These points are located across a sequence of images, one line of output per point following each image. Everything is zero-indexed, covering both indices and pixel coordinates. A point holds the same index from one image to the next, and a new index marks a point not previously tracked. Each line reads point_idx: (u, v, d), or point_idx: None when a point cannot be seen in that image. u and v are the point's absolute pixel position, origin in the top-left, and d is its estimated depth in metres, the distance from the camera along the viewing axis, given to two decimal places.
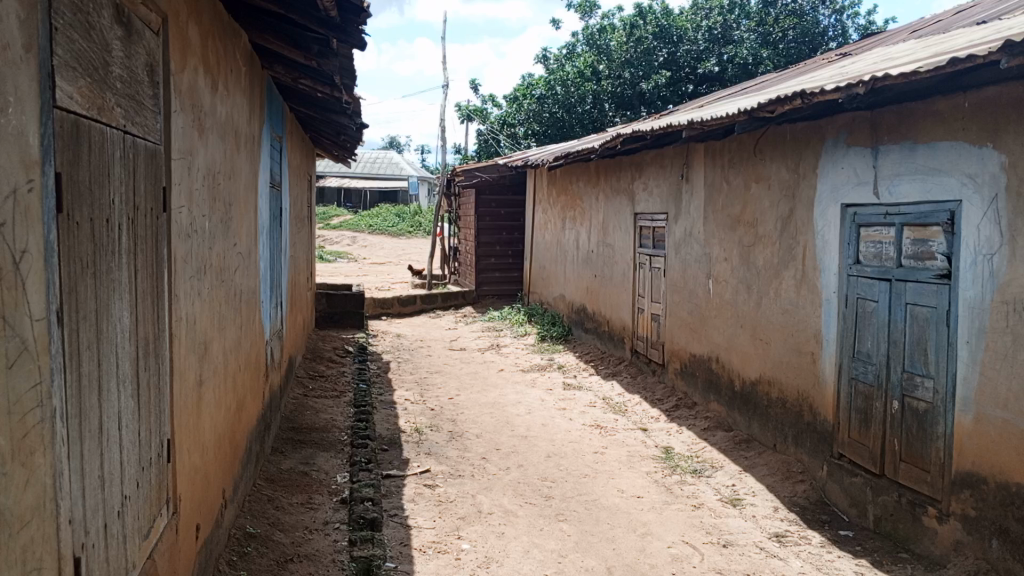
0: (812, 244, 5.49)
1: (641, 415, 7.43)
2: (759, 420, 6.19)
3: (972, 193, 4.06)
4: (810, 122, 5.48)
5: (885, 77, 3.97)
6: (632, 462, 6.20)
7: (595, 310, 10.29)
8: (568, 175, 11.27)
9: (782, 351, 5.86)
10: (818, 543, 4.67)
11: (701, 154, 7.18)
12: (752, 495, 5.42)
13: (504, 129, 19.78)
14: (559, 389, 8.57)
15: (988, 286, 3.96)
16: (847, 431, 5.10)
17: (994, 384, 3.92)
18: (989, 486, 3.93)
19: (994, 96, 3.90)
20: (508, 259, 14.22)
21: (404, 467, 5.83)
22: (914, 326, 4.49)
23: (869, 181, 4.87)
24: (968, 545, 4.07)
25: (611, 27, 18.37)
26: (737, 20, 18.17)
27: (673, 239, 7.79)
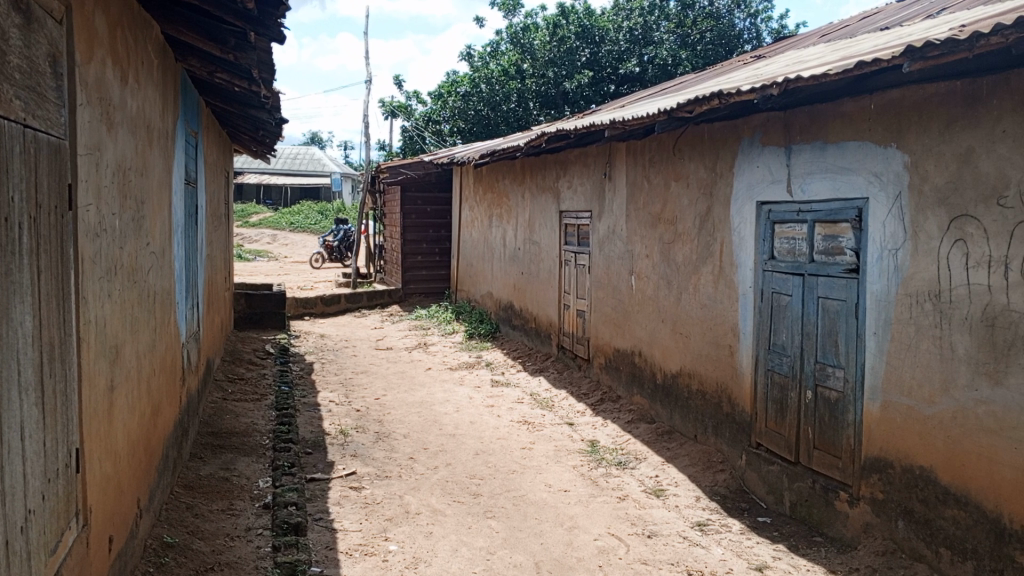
0: (729, 241, 5.65)
1: (568, 410, 7.51)
2: (681, 412, 6.34)
3: (878, 191, 4.26)
4: (726, 121, 5.64)
5: (797, 79, 4.10)
6: (559, 456, 6.26)
7: (522, 307, 10.34)
8: (494, 172, 11.29)
9: (701, 345, 6.02)
10: (738, 530, 4.82)
11: (622, 152, 7.30)
12: (675, 486, 5.55)
13: (428, 126, 19.68)
14: (486, 386, 8.58)
15: (893, 279, 4.15)
16: (763, 421, 5.28)
17: (898, 373, 4.12)
18: (895, 470, 4.14)
19: (896, 99, 4.09)
20: (434, 257, 14.15)
21: (329, 469, 5.72)
22: (826, 318, 4.68)
23: (782, 180, 5.05)
24: (877, 527, 4.27)
25: (533, 26, 18.61)
26: (657, 22, 18.52)
27: (597, 236, 7.90)
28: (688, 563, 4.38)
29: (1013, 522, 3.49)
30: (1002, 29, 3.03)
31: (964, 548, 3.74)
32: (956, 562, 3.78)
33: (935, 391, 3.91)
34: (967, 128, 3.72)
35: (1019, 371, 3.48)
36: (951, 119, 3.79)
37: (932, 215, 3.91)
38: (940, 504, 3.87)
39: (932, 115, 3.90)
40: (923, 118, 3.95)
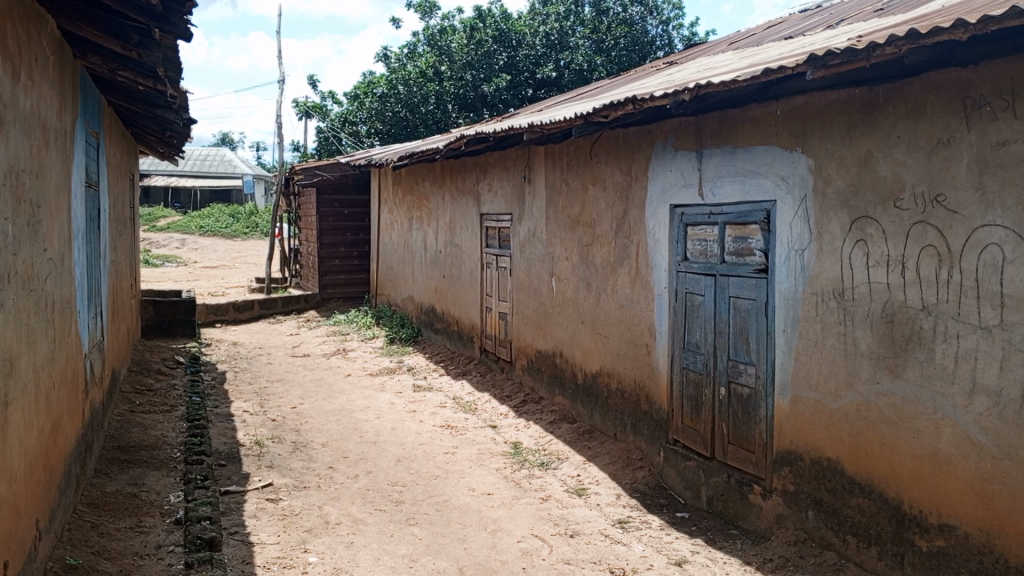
0: (645, 243, 5.77)
1: (491, 413, 7.50)
2: (601, 412, 6.43)
3: (785, 194, 4.42)
4: (641, 126, 5.75)
5: (708, 84, 4.21)
6: (482, 459, 6.25)
7: (443, 310, 10.28)
8: (413, 175, 11.19)
9: (620, 345, 6.12)
10: (657, 526, 4.91)
11: (541, 156, 7.35)
12: (596, 484, 5.62)
13: (345, 128, 19.39)
14: (408, 391, 8.49)
15: (800, 279, 4.32)
16: (680, 418, 5.40)
17: (806, 369, 4.29)
18: (805, 462, 4.31)
19: (801, 105, 4.26)
20: (352, 261, 13.92)
21: (244, 482, 5.54)
22: (737, 317, 4.83)
23: (694, 183, 5.18)
24: (788, 518, 4.43)
25: (451, 28, 18.62)
26: (573, 27, 18.74)
27: (517, 238, 7.93)
28: (610, 560, 4.44)
29: (913, 508, 3.68)
30: (895, 40, 3.16)
31: (869, 534, 3.91)
32: (862, 548, 3.96)
33: (840, 385, 4.08)
34: (865, 133, 3.88)
35: (916, 364, 3.65)
36: (851, 125, 3.96)
37: (835, 216, 4.08)
38: (846, 493, 4.05)
39: (833, 120, 4.07)
40: (826, 123, 4.12)
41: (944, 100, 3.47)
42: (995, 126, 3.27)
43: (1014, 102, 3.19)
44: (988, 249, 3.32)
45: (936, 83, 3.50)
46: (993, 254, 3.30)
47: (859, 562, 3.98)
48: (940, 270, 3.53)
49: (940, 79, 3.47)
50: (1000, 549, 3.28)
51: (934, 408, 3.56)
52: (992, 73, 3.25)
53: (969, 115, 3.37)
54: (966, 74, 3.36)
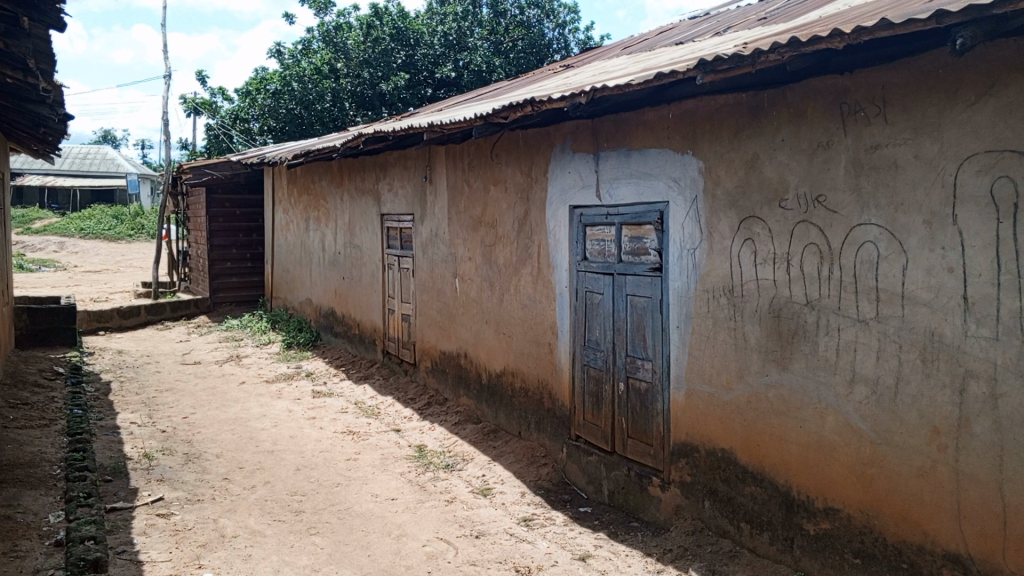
0: (546, 243, 5.84)
1: (394, 417, 7.41)
2: (505, 411, 6.47)
3: (677, 195, 4.57)
4: (539, 128, 5.81)
5: (604, 88, 4.28)
6: (385, 465, 6.16)
7: (343, 313, 10.10)
8: (309, 174, 10.91)
9: (523, 344, 6.17)
10: (561, 521, 4.98)
11: (442, 156, 7.33)
12: (501, 483, 5.65)
13: (236, 125, 18.74)
14: (307, 397, 8.26)
15: (692, 276, 4.48)
16: (582, 414, 5.50)
17: (699, 362, 4.45)
18: (700, 453, 4.47)
19: (692, 109, 4.42)
20: (245, 263, 13.46)
21: (132, 498, 5.25)
22: (635, 314, 4.96)
23: (591, 184, 5.29)
24: (686, 508, 4.58)
25: (347, 25, 18.24)
26: (471, 28, 18.73)
27: (419, 239, 7.88)
28: (515, 559, 4.46)
29: (801, 493, 3.87)
30: (778, 47, 3.30)
31: (761, 520, 4.10)
32: (754, 534, 4.14)
33: (731, 378, 4.25)
34: (752, 136, 4.06)
35: (801, 356, 3.85)
36: (738, 128, 4.13)
37: (725, 216, 4.25)
38: (740, 482, 4.22)
39: (722, 123, 4.24)
40: (715, 126, 4.28)
41: (824, 105, 3.67)
42: (869, 131, 3.47)
43: (885, 108, 3.40)
44: (864, 246, 3.53)
45: (816, 90, 3.69)
46: (868, 251, 3.51)
47: (752, 548, 4.15)
48: (822, 267, 3.72)
49: (820, 85, 3.67)
50: (879, 528, 3.50)
51: (818, 397, 3.76)
52: (866, 81, 3.45)
53: (845, 121, 3.57)
54: (842, 81, 3.56)
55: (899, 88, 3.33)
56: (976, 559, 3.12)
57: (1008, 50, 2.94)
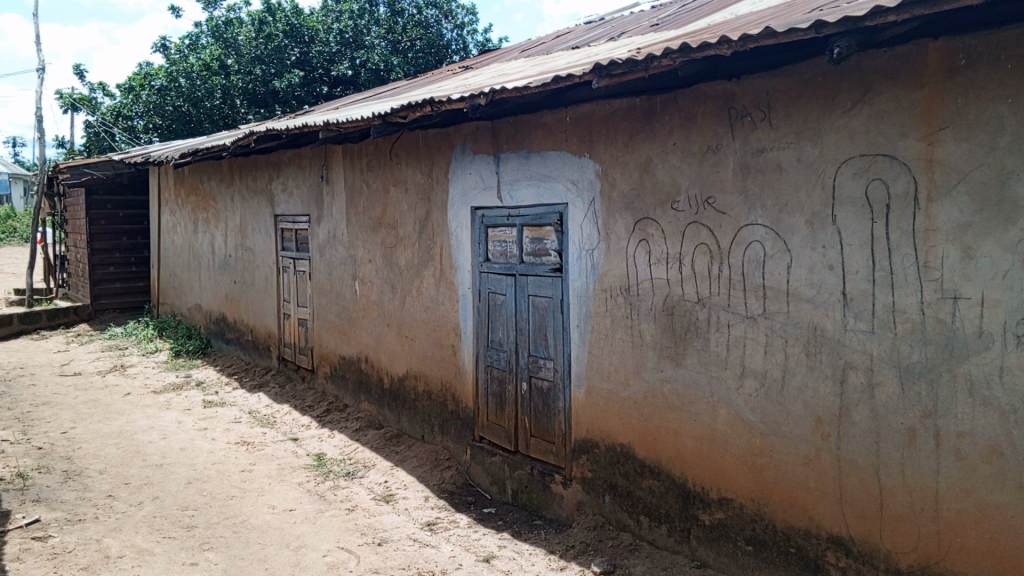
0: (447, 244, 5.81)
1: (292, 425, 7.20)
2: (408, 415, 6.39)
3: (575, 197, 4.63)
4: (439, 129, 5.78)
5: (502, 89, 4.29)
6: (282, 475, 5.96)
7: (236, 319, 9.73)
8: (198, 173, 10.45)
9: (425, 346, 6.12)
10: (465, 524, 4.95)
11: (339, 155, 7.18)
12: (404, 488, 5.57)
13: (118, 122, 17.80)
14: (197, 408, 7.90)
15: (591, 276, 4.55)
16: (485, 415, 5.50)
17: (599, 360, 4.53)
18: (600, 449, 4.55)
19: (588, 112, 4.49)
20: (130, 268, 12.79)
21: (4, 522, 4.87)
22: (536, 314, 5.00)
23: (492, 186, 5.30)
24: (587, 503, 4.66)
25: (237, 20, 17.65)
26: (367, 26, 18.43)
27: (316, 241, 7.70)
28: (420, 565, 4.41)
29: (696, 485, 4.00)
30: (670, 53, 3.39)
31: (659, 513, 4.20)
32: (653, 526, 4.24)
33: (629, 374, 4.35)
34: (646, 140, 4.16)
35: (694, 352, 3.97)
36: (633, 131, 4.23)
37: (620, 217, 4.34)
38: (638, 476, 4.32)
39: (618, 126, 4.32)
40: (611, 129, 4.37)
41: (713, 110, 3.80)
42: (755, 135, 3.62)
43: (770, 113, 3.55)
44: (751, 246, 3.68)
45: (706, 95, 3.82)
46: (755, 250, 3.66)
47: (652, 540, 4.26)
48: (713, 266, 3.86)
49: (709, 90, 3.80)
50: (769, 515, 3.65)
51: (710, 391, 3.89)
52: (752, 86, 3.60)
53: (733, 125, 3.71)
54: (730, 87, 3.70)
55: (782, 94, 3.49)
56: (857, 540, 3.30)
57: (879, 60, 3.13)
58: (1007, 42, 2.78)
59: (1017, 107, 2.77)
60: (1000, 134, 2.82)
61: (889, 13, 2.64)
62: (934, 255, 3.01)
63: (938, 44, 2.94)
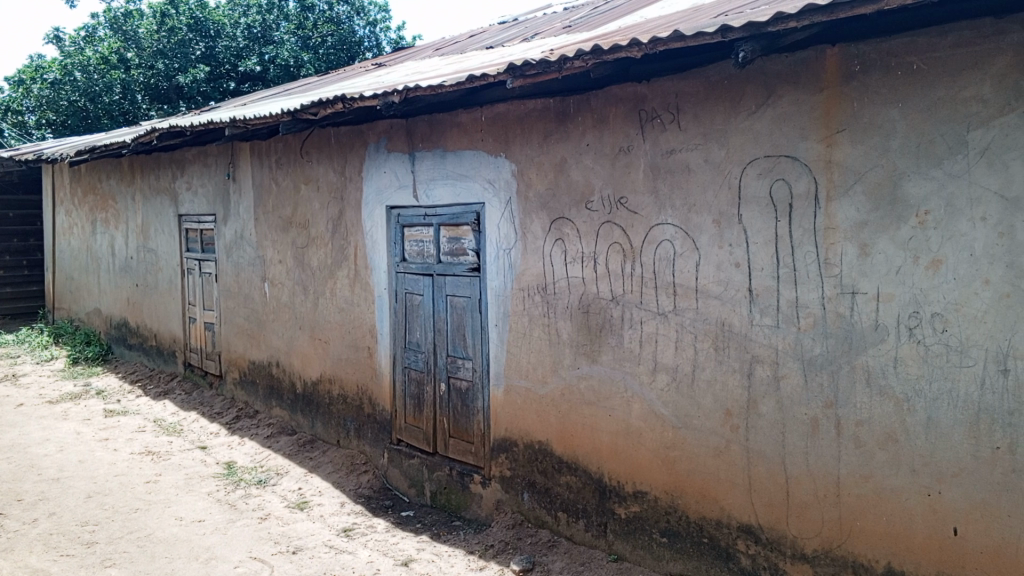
0: (362, 243, 5.71)
1: (200, 433, 6.94)
2: (322, 420, 6.26)
3: (492, 196, 4.63)
4: (351, 126, 5.68)
5: (416, 87, 4.25)
6: (190, 485, 5.73)
7: (138, 324, 9.31)
8: (96, 171, 9.95)
9: (340, 349, 5.99)
10: (383, 528, 4.88)
11: (246, 153, 6.96)
12: (319, 495, 5.45)
13: (8, 116, 16.89)
14: (97, 417, 7.52)
15: (508, 276, 4.56)
16: (402, 417, 5.43)
17: (517, 359, 4.54)
18: (519, 447, 4.57)
19: (503, 111, 4.50)
20: (22, 271, 12.05)
21: None
22: (454, 314, 4.97)
23: (407, 184, 5.24)
24: (506, 502, 4.67)
25: (137, 12, 16.91)
26: (277, 21, 17.90)
27: (223, 241, 7.44)
28: (336, 572, 4.32)
29: (612, 479, 4.06)
30: (582, 54, 3.43)
31: (576, 508, 4.25)
32: (571, 522, 4.28)
33: (546, 372, 4.38)
34: (560, 140, 4.19)
35: (609, 349, 4.03)
36: (547, 132, 4.26)
37: (536, 217, 4.36)
38: (556, 473, 4.36)
39: (533, 126, 4.34)
40: (526, 129, 4.39)
41: (624, 112, 3.87)
42: (665, 136, 3.70)
43: (679, 115, 3.63)
44: (662, 245, 3.76)
45: (618, 96, 3.88)
46: (666, 249, 3.74)
47: (569, 536, 4.29)
48: (626, 264, 3.92)
49: (620, 92, 3.86)
50: (682, 507, 3.74)
51: (625, 386, 3.96)
52: (662, 89, 3.68)
53: (644, 126, 3.78)
54: (641, 89, 3.77)
55: (691, 97, 3.57)
56: (765, 528, 3.42)
57: (782, 64, 3.24)
58: (898, 49, 2.92)
59: (907, 111, 2.91)
60: (892, 137, 2.95)
61: (790, 19, 2.74)
62: (833, 253, 3.15)
63: (835, 50, 3.08)
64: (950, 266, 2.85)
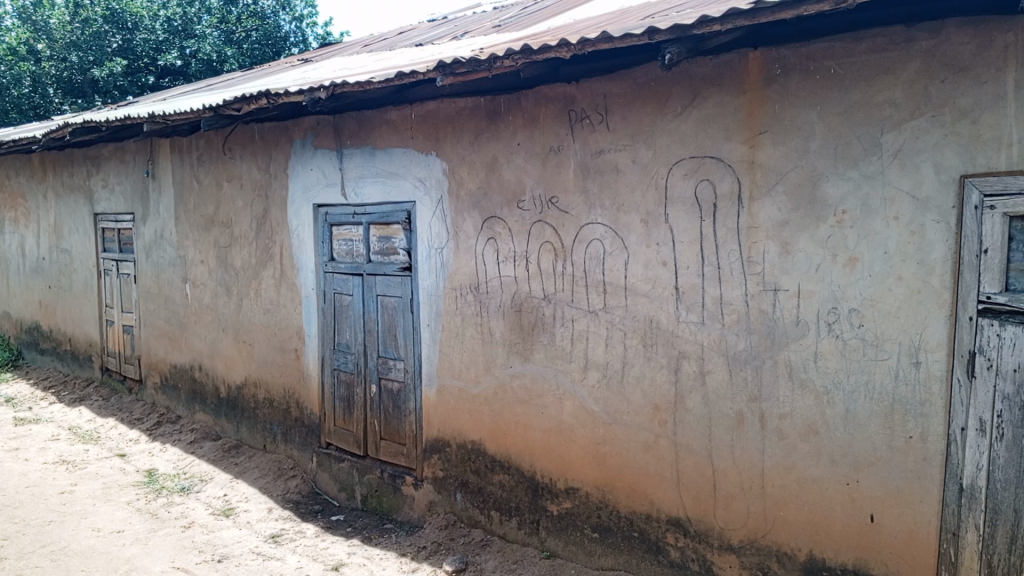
0: (288, 243, 5.58)
1: (118, 441, 6.67)
2: (248, 424, 6.10)
3: (423, 195, 4.59)
4: (277, 122, 5.55)
5: (344, 84, 4.18)
6: (108, 495, 5.49)
7: (51, 328, 8.90)
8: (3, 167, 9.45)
9: (266, 351, 5.85)
10: (313, 534, 4.78)
11: (166, 149, 6.72)
12: (246, 501, 5.31)
13: None
14: (6, 426, 7.14)
15: (440, 275, 4.53)
16: (332, 420, 5.34)
17: (450, 359, 4.52)
18: (452, 448, 4.54)
19: (433, 109, 4.47)
20: None
21: None
22: (385, 315, 4.91)
23: (335, 182, 5.15)
24: (439, 503, 4.64)
25: (49, 2, 16.21)
26: (199, 15, 17.39)
27: (142, 241, 7.17)
28: None
29: (544, 477, 4.08)
30: (512, 53, 3.42)
31: (509, 507, 4.25)
32: (504, 520, 4.28)
33: (479, 371, 4.36)
34: (491, 139, 4.19)
35: (541, 347, 4.05)
36: (478, 131, 4.25)
37: (468, 216, 4.34)
38: (489, 472, 4.35)
39: (463, 125, 4.33)
40: (456, 127, 4.37)
41: (554, 111, 3.89)
42: (595, 137, 3.73)
43: (608, 116, 3.67)
44: (592, 244, 3.79)
45: (548, 96, 3.90)
46: (596, 248, 3.77)
47: (502, 534, 4.29)
48: (557, 263, 3.94)
49: (550, 92, 3.88)
50: (613, 502, 3.78)
51: (557, 384, 3.98)
52: (591, 90, 3.72)
53: (573, 126, 3.81)
54: (570, 89, 3.80)
55: (619, 98, 3.62)
56: (693, 520, 3.49)
57: (707, 67, 3.31)
58: (816, 54, 3.01)
59: (825, 114, 3.00)
60: (811, 139, 3.05)
61: (714, 22, 2.79)
62: (756, 251, 3.23)
63: (757, 54, 3.16)
64: (865, 263, 2.95)
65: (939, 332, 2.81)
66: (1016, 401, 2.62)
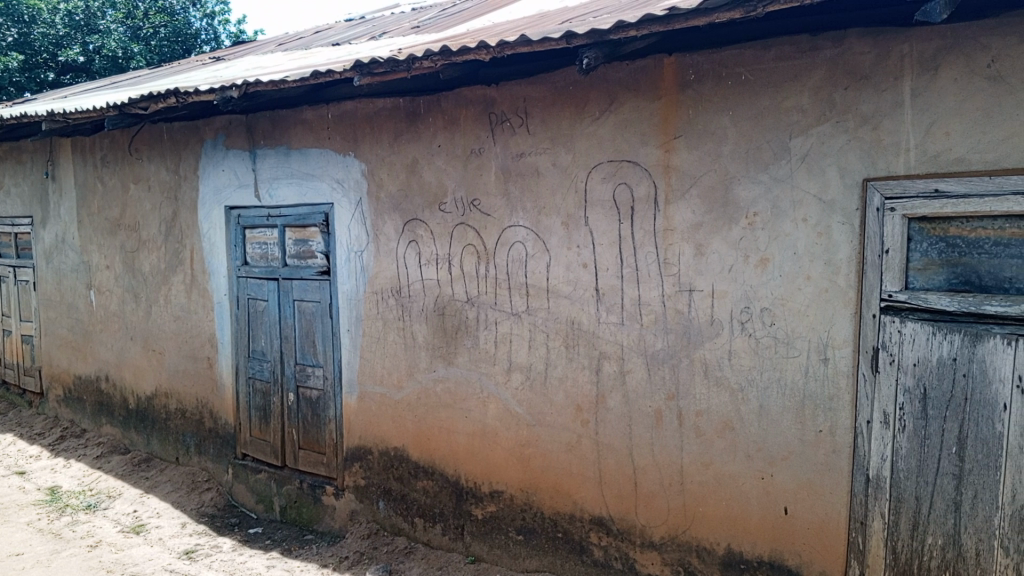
0: (199, 247, 5.39)
1: (17, 458, 6.30)
2: (159, 437, 5.86)
3: (341, 197, 4.50)
4: (186, 122, 5.35)
5: (256, 83, 4.06)
6: (6, 515, 5.17)
7: None
8: None
9: (177, 360, 5.63)
10: (229, 548, 4.62)
11: (67, 149, 6.39)
12: (157, 517, 5.09)
13: None
14: None
15: (360, 279, 4.45)
16: (248, 430, 5.18)
17: (371, 365, 4.44)
18: (374, 455, 4.47)
19: (350, 110, 4.39)
20: None
21: None
22: (302, 320, 4.79)
23: (249, 184, 5.00)
24: (361, 512, 4.55)
25: None
26: (102, 10, 16.63)
27: (42, 246, 6.80)
28: None
29: (468, 481, 4.06)
30: (431, 55, 3.39)
31: (433, 512, 4.21)
32: (427, 526, 4.24)
33: (402, 377, 4.31)
34: (411, 141, 4.14)
35: (464, 351, 4.03)
36: (397, 132, 4.20)
37: (389, 219, 4.28)
38: (412, 478, 4.30)
39: (382, 126, 4.27)
40: (375, 129, 4.30)
41: (474, 113, 3.87)
42: (515, 140, 3.74)
43: (527, 119, 3.69)
44: (514, 246, 3.80)
45: (467, 98, 3.88)
46: (518, 250, 3.78)
47: (426, 541, 4.25)
48: (479, 266, 3.93)
49: (470, 94, 3.87)
50: (537, 504, 3.79)
51: (480, 387, 3.97)
52: (510, 93, 3.72)
53: (493, 129, 3.81)
54: (490, 92, 3.79)
55: (538, 101, 3.63)
56: (616, 519, 3.53)
57: (623, 72, 3.36)
58: (728, 60, 3.09)
59: (737, 118, 3.09)
60: (724, 143, 3.13)
61: (630, 28, 2.83)
62: (672, 253, 3.30)
63: (672, 59, 3.22)
64: (776, 264, 3.05)
65: (846, 329, 2.92)
66: (915, 394, 2.73)
